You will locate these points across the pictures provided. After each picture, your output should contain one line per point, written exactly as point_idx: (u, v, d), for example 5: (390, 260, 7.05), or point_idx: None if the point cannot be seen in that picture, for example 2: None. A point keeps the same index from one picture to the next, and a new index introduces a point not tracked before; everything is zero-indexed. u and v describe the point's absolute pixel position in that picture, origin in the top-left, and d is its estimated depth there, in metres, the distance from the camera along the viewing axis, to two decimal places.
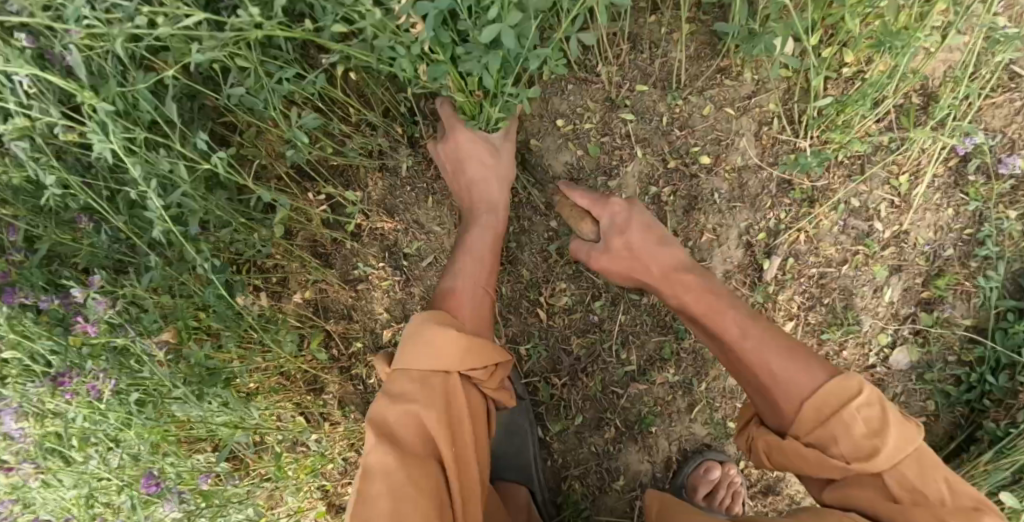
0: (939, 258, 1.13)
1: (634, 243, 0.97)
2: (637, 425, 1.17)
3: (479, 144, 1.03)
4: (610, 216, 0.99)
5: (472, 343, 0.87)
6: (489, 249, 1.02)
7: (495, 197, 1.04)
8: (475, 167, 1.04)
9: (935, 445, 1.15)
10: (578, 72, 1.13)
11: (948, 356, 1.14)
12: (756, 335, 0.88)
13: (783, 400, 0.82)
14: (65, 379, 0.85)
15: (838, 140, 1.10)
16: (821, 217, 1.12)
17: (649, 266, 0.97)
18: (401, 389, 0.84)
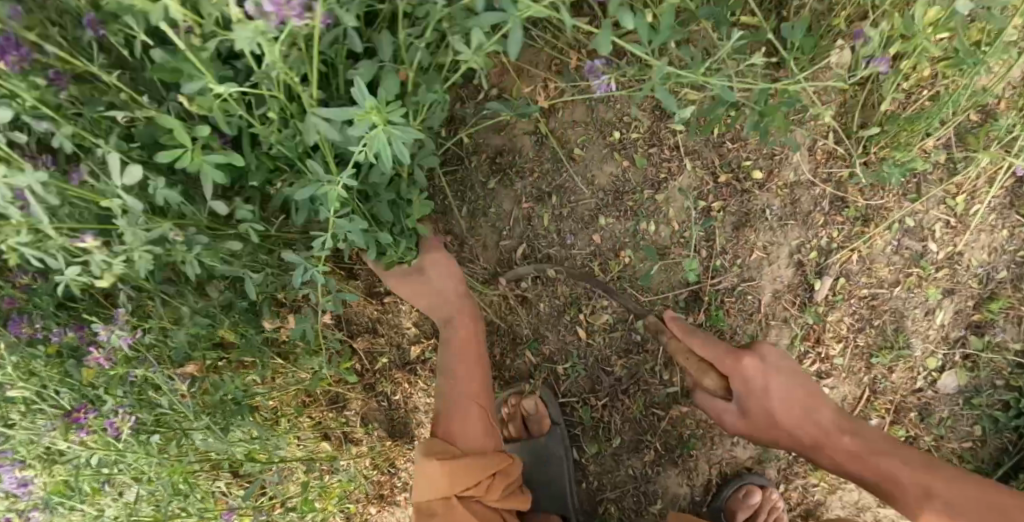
0: (993, 281, 1.09)
1: (725, 354, 0.97)
2: (678, 448, 1.13)
3: (400, 279, 1.00)
4: (689, 335, 1.01)
5: (454, 467, 0.89)
6: (461, 357, 0.99)
7: (450, 309, 1.00)
8: (432, 284, 1.00)
9: (981, 471, 1.12)
10: (626, 79, 1.08)
11: (997, 380, 1.11)
12: (891, 458, 0.87)
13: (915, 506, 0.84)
14: (80, 416, 0.86)
15: (899, 158, 1.05)
16: (875, 237, 1.08)
17: (748, 398, 0.95)
18: (419, 491, 0.90)
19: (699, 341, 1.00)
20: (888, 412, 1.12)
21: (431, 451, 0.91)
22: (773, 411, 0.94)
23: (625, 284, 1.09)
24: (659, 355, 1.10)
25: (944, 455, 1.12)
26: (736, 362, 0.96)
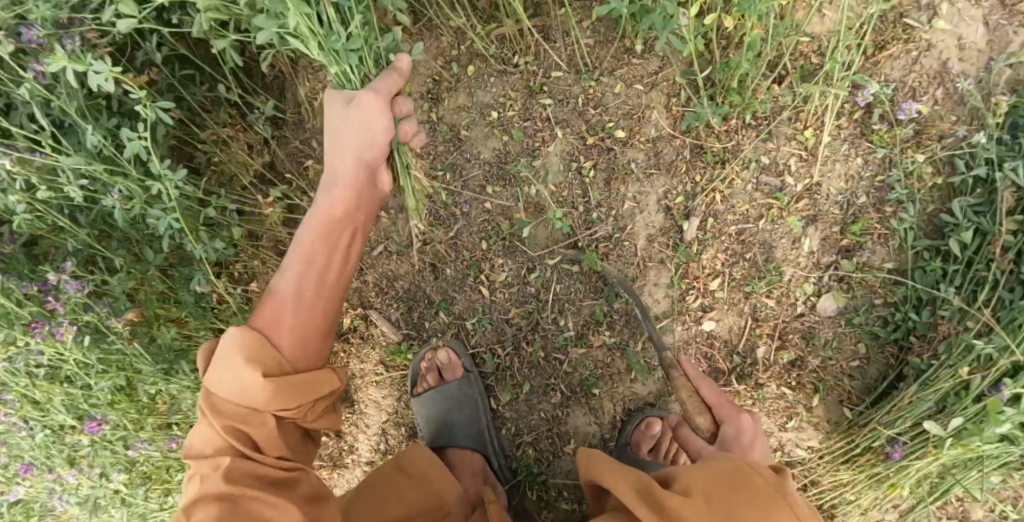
0: (853, 207, 1.18)
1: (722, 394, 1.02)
2: (580, 389, 1.24)
3: (338, 129, 0.94)
4: (752, 437, 0.95)
5: (284, 385, 0.86)
6: (335, 258, 0.97)
7: (340, 163, 0.96)
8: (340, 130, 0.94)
9: (870, 387, 1.20)
10: (498, 65, 1.24)
11: (874, 299, 1.19)
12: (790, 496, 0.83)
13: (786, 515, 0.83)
14: (36, 326, 0.95)
15: (737, 101, 1.18)
16: (735, 177, 1.19)
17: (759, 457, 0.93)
18: (231, 377, 0.86)
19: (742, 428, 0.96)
20: (774, 337, 1.21)
21: (263, 346, 0.88)
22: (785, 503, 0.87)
23: (517, 244, 1.23)
24: (552, 304, 1.23)
25: (832, 373, 1.21)
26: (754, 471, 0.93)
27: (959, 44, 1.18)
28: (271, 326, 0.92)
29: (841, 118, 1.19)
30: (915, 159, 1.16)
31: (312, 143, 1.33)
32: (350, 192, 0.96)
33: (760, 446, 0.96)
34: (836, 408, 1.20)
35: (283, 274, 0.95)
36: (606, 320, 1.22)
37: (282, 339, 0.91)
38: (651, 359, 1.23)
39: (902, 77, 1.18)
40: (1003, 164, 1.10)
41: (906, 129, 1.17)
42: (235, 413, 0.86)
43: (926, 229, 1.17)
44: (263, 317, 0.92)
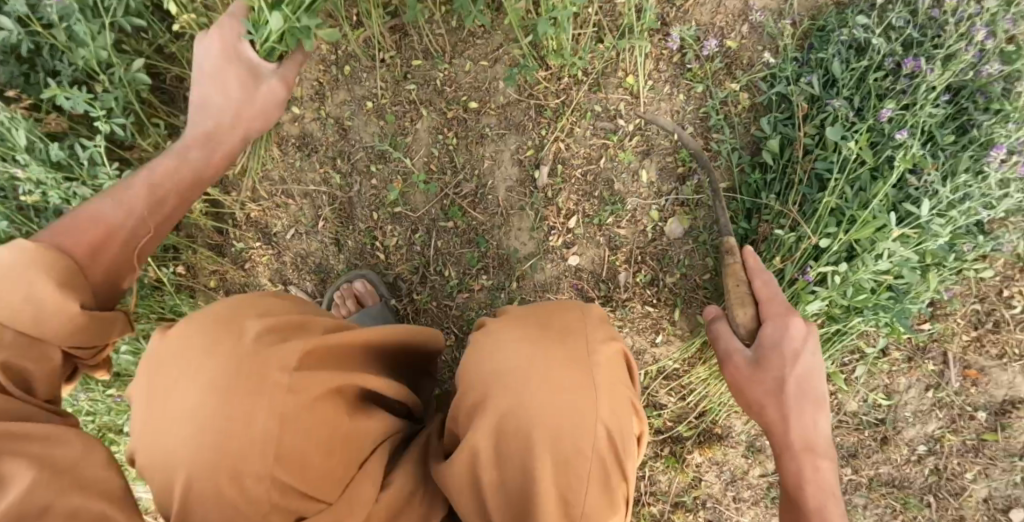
0: (681, 137, 1.33)
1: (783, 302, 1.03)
2: (470, 328, 1.41)
3: (242, 89, 1.10)
4: (800, 341, 0.98)
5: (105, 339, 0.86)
6: (178, 184, 1.00)
7: (236, 130, 1.09)
8: (218, 85, 1.08)
9: (721, 295, 1.33)
10: (367, 62, 1.45)
11: (715, 216, 1.33)
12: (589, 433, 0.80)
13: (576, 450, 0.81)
14: None
15: (560, 63, 1.35)
16: (574, 126, 1.36)
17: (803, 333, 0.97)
18: (15, 299, 0.72)
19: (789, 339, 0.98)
20: (630, 262, 1.36)
21: (53, 265, 0.76)
22: None
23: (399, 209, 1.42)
24: (435, 258, 1.41)
25: (687, 288, 1.34)
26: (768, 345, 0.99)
27: None
28: (81, 239, 0.83)
29: (661, 63, 1.35)
30: (729, 87, 1.31)
31: None
32: (226, 151, 1.08)
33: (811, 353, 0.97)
34: (694, 318, 1.34)
35: (125, 191, 0.93)
36: (481, 265, 1.39)
37: (100, 294, 0.85)
38: (526, 295, 1.39)
39: (710, 20, 1.34)
40: (797, 79, 1.24)
41: (716, 62, 1.32)
42: (10, 343, 0.71)
43: (749, 148, 1.31)
44: (68, 227, 0.83)
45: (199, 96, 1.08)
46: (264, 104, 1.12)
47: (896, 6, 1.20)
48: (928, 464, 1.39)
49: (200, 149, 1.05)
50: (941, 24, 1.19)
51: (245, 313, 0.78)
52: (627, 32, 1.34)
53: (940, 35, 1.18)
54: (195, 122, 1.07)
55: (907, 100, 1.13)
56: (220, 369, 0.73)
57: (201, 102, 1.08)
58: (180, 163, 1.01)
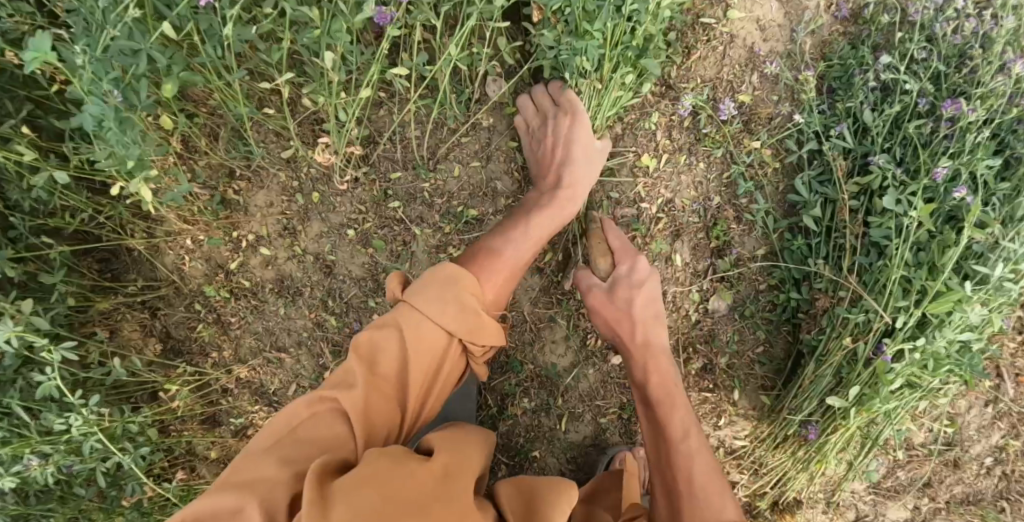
0: (710, 210, 1.21)
1: (635, 278, 1.10)
2: (519, 455, 1.27)
3: (578, 153, 1.15)
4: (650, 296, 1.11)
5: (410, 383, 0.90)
6: (533, 234, 1.10)
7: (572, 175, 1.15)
8: (584, 155, 1.15)
9: (781, 367, 1.24)
10: (339, 183, 1.26)
11: (759, 286, 1.23)
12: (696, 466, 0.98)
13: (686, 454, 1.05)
14: None
15: None
16: (593, 218, 1.22)
17: (621, 310, 1.10)
18: (436, 304, 0.91)
19: (632, 300, 1.09)
20: (679, 352, 1.25)
21: (469, 287, 0.95)
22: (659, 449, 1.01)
23: None
24: None
25: (743, 367, 1.25)
26: (645, 345, 1.09)
27: (759, 26, 1.20)
28: (487, 268, 1.02)
29: (672, 131, 1.22)
30: (752, 147, 1.19)
31: (195, 305, 1.35)
32: (572, 194, 1.14)
33: (651, 288, 1.10)
34: (757, 397, 1.25)
35: (504, 250, 1.06)
36: (520, 389, 1.25)
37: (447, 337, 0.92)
38: (574, 408, 1.26)
39: (717, 74, 1.21)
40: (828, 133, 1.13)
41: (735, 124, 1.19)
42: (424, 330, 0.91)
43: (784, 209, 1.21)
44: (486, 263, 1.03)
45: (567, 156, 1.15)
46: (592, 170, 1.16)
47: (916, 40, 1.10)
48: (998, 475, 1.28)
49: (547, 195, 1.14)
50: (966, 51, 1.10)
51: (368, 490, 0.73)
52: (633, 106, 1.20)
53: (968, 65, 1.08)
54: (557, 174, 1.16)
55: (954, 149, 1.05)
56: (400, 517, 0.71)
57: (563, 161, 1.15)
58: (540, 216, 1.12)
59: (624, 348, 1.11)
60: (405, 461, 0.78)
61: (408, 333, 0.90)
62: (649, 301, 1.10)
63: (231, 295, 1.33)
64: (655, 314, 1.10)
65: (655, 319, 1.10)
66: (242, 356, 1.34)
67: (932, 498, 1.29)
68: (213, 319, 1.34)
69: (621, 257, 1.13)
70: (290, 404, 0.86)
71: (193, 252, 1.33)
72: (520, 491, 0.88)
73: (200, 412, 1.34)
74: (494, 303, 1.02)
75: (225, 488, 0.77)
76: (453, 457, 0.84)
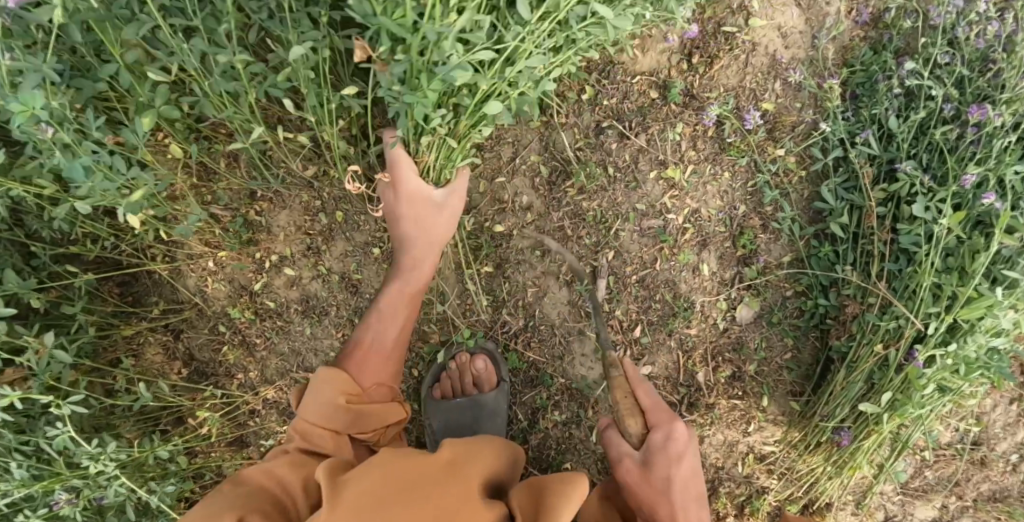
0: (736, 219, 1.21)
1: (662, 447, 0.98)
2: (551, 468, 1.27)
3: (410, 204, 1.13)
4: (683, 442, 0.99)
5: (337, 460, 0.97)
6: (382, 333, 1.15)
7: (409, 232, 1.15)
8: (438, 218, 1.15)
9: (810, 372, 1.24)
10: (363, 201, 1.26)
11: (786, 292, 1.23)
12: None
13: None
14: None
15: (588, 169, 1.21)
16: (621, 230, 1.22)
17: (659, 486, 0.97)
18: (312, 419, 1.03)
19: (670, 477, 0.98)
20: (707, 360, 1.26)
21: (338, 384, 1.06)
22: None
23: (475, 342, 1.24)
24: None
25: (772, 373, 1.25)
26: (676, 457, 0.98)
27: (781, 34, 1.20)
28: (358, 365, 1.11)
29: (696, 140, 1.21)
30: (777, 155, 1.19)
31: (219, 327, 1.35)
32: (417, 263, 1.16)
33: (687, 463, 0.99)
34: (786, 402, 1.25)
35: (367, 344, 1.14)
36: (550, 403, 1.25)
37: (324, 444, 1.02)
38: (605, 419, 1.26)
39: (739, 82, 1.20)
40: (853, 141, 1.14)
41: (760, 132, 1.19)
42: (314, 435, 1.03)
43: (809, 216, 1.21)
44: (354, 358, 1.13)
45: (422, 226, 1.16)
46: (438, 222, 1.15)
47: (938, 44, 1.09)
48: None
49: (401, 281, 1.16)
50: (989, 54, 1.10)
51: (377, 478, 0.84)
52: (657, 117, 1.21)
53: (992, 69, 1.07)
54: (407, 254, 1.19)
55: (982, 155, 1.05)
56: (398, 505, 0.81)
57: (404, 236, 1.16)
58: (397, 291, 1.16)
59: (631, 489, 1.00)
60: (410, 459, 0.88)
61: (300, 440, 1.04)
62: (683, 469, 0.99)
63: (255, 316, 1.33)
64: (689, 476, 1.00)
65: (693, 473, 1.01)
66: (268, 377, 1.34)
67: (960, 497, 1.31)
68: (237, 340, 1.34)
69: (653, 418, 1.02)
70: (209, 492, 0.94)
71: (216, 274, 1.33)
72: (531, 486, 0.92)
73: (228, 434, 1.34)
74: (377, 389, 1.12)
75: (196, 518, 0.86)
76: (457, 456, 0.91)
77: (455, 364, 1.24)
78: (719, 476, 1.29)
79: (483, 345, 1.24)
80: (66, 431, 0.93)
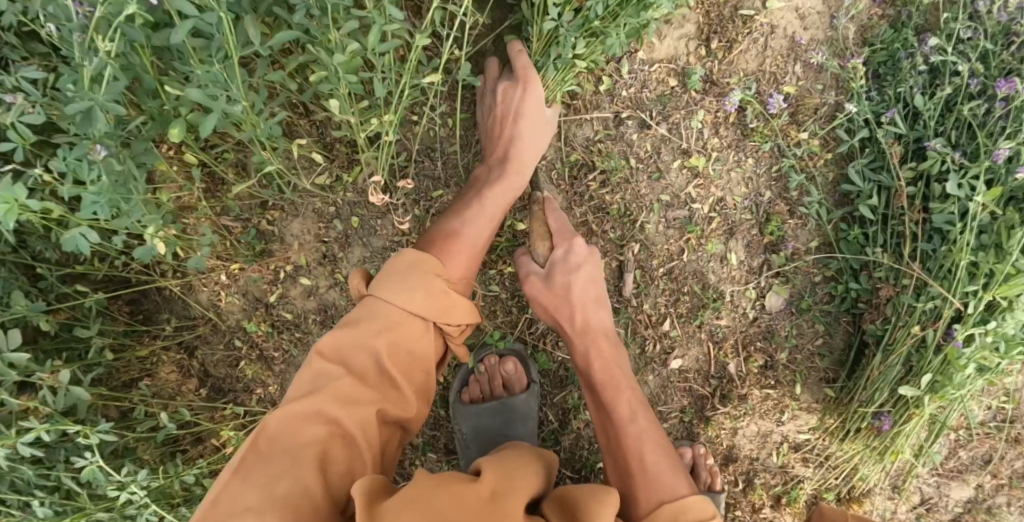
0: (762, 205, 1.19)
1: (573, 294, 1.06)
2: (584, 468, 1.24)
3: (524, 119, 1.11)
4: (605, 327, 1.08)
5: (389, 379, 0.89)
6: (492, 197, 1.09)
7: (514, 132, 1.11)
8: (530, 128, 1.12)
9: (843, 357, 1.22)
10: (380, 205, 1.23)
11: (814, 278, 1.21)
12: (640, 420, 0.99)
13: (646, 491, 0.91)
14: None
15: (610, 161, 1.19)
16: (646, 223, 1.19)
17: (583, 357, 1.05)
18: (406, 297, 0.92)
19: (605, 358, 1.04)
20: (738, 350, 1.23)
21: (431, 268, 0.95)
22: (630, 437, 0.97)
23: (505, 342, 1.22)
24: None
25: (805, 360, 1.23)
26: (585, 329, 1.06)
27: (799, 15, 1.18)
28: (449, 251, 1.02)
29: (718, 127, 1.19)
30: (801, 139, 1.17)
31: (235, 341, 1.31)
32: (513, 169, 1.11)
33: (615, 358, 1.05)
34: (819, 389, 1.23)
35: (463, 227, 1.05)
36: (582, 402, 1.23)
37: (418, 325, 0.93)
38: None
39: (759, 66, 1.18)
40: (880, 120, 1.12)
41: (783, 117, 1.17)
42: (393, 325, 0.91)
43: (835, 200, 1.19)
44: (442, 244, 1.03)
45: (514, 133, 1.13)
46: (540, 139, 1.13)
47: (962, 18, 1.07)
48: None
49: (502, 172, 1.11)
50: (1013, 27, 1.07)
51: (411, 507, 0.76)
52: (677, 106, 1.18)
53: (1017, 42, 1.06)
54: (507, 150, 1.13)
55: (1014, 129, 1.03)
56: None
57: (512, 135, 1.12)
58: (495, 192, 1.10)
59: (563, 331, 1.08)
60: (445, 486, 0.79)
61: (376, 325, 0.91)
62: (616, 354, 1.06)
63: (272, 329, 1.29)
64: (620, 365, 1.05)
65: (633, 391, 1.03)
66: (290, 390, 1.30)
67: (996, 476, 1.27)
68: (255, 354, 1.30)
69: (559, 240, 1.10)
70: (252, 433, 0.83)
71: (229, 287, 1.29)
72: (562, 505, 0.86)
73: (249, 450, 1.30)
74: (464, 283, 1.02)
75: (246, 477, 0.78)
76: (497, 483, 0.84)
77: (484, 366, 1.22)
78: (754, 467, 1.26)
79: (513, 345, 1.22)
80: (93, 462, 0.90)
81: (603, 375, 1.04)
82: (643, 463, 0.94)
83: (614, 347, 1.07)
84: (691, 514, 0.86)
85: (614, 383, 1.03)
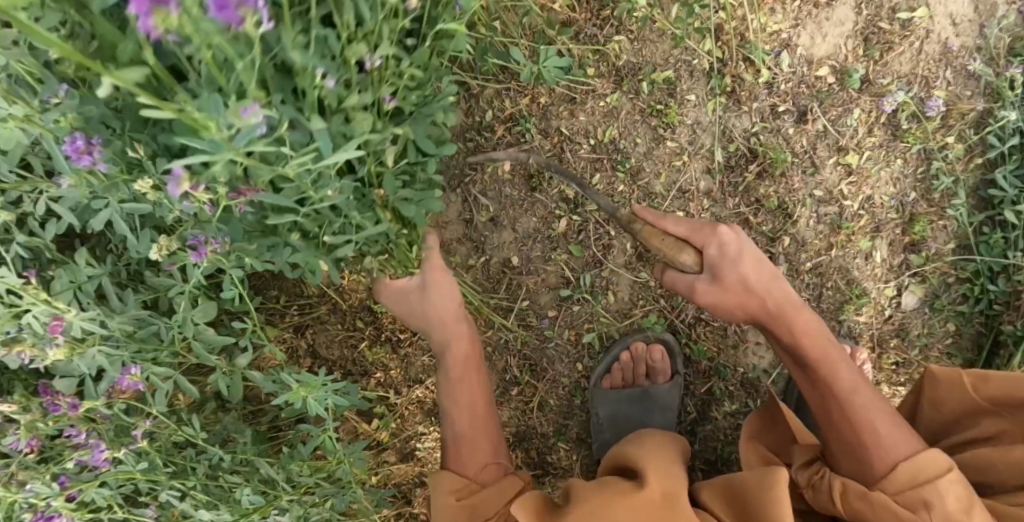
0: (908, 206, 1.22)
1: (752, 284, 0.87)
2: (719, 460, 1.23)
3: (432, 279, 0.95)
4: (738, 248, 0.85)
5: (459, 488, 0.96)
6: (687, 232, 0.88)
7: (443, 325, 0.99)
8: (440, 299, 0.96)
9: (971, 358, 1.26)
10: (529, 186, 1.19)
11: (949, 280, 1.24)
12: (865, 392, 0.85)
13: (876, 453, 0.81)
14: None
15: (771, 152, 1.19)
16: (799, 217, 1.20)
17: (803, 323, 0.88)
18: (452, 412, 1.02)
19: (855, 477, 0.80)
20: (873, 347, 1.25)
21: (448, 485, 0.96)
22: (873, 421, 0.82)
23: (646, 330, 1.20)
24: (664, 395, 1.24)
25: (935, 359, 1.25)
26: (780, 312, 0.88)
27: (953, 21, 1.20)
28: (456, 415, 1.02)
29: (871, 127, 1.21)
30: (947, 143, 1.20)
31: (357, 321, 1.25)
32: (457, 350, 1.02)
33: (746, 267, 0.86)
34: None
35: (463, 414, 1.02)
36: (725, 394, 1.22)
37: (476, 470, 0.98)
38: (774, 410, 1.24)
39: (912, 69, 1.20)
40: None
41: (935, 120, 1.20)
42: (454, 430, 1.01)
43: (975, 203, 1.22)
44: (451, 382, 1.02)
45: (427, 301, 0.97)
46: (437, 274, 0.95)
47: None
48: None
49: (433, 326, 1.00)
50: None
51: None
52: (833, 100, 1.20)
53: None
54: (441, 339, 1.01)
55: None
56: None
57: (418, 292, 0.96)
58: (463, 380, 1.02)
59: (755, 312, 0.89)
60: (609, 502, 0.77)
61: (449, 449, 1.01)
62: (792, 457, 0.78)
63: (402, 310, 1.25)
64: (803, 306, 0.89)
65: (820, 331, 0.89)
66: None
67: None
68: (381, 336, 1.26)
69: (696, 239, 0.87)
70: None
71: None
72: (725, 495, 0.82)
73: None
74: (486, 469, 0.99)
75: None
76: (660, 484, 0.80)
77: (626, 355, 1.19)
78: None
79: (657, 333, 1.20)
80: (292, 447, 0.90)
81: (732, 301, 0.88)
82: (881, 453, 0.81)
83: (771, 272, 0.88)
84: (928, 474, 0.78)
85: (752, 300, 0.87)
